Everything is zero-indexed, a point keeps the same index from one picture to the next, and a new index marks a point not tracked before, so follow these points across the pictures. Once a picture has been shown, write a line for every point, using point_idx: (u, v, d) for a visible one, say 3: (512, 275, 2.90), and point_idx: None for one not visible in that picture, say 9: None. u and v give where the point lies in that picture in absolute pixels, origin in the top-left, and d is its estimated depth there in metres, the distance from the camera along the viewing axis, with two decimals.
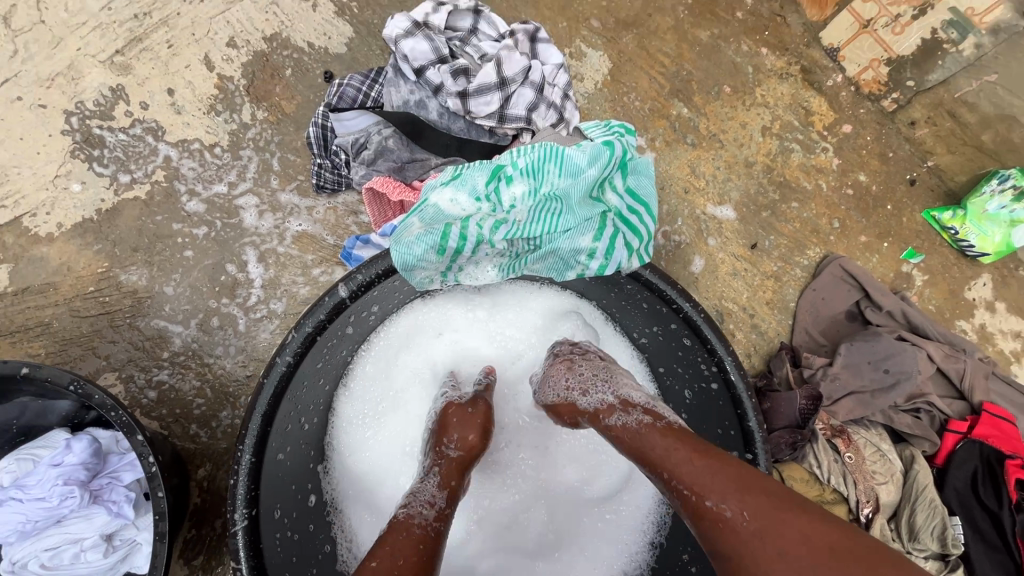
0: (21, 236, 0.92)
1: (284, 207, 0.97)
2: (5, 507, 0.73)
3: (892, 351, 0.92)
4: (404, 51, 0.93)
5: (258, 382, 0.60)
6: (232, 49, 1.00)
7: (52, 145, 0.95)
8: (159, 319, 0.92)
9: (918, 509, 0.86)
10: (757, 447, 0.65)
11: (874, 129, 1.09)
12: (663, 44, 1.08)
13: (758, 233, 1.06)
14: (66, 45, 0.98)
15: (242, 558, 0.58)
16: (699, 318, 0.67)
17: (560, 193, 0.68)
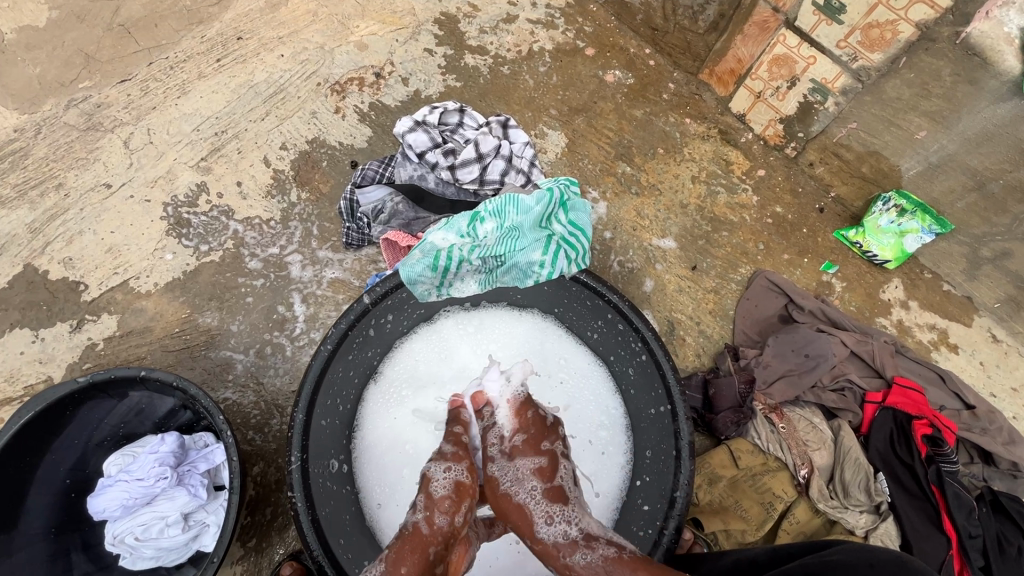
0: (127, 294, 1.23)
1: (322, 260, 1.27)
2: (115, 487, 0.97)
3: (810, 339, 1.13)
4: (409, 142, 1.27)
5: (308, 363, 0.85)
6: (284, 151, 1.36)
7: (153, 227, 1.29)
8: (226, 350, 1.19)
9: (846, 466, 1.03)
10: (675, 398, 0.87)
11: (782, 171, 1.37)
12: (607, 121, 1.41)
13: (697, 257, 1.31)
14: (166, 157, 1.35)
15: (296, 489, 0.79)
16: (625, 305, 0.91)
17: (517, 224, 0.97)
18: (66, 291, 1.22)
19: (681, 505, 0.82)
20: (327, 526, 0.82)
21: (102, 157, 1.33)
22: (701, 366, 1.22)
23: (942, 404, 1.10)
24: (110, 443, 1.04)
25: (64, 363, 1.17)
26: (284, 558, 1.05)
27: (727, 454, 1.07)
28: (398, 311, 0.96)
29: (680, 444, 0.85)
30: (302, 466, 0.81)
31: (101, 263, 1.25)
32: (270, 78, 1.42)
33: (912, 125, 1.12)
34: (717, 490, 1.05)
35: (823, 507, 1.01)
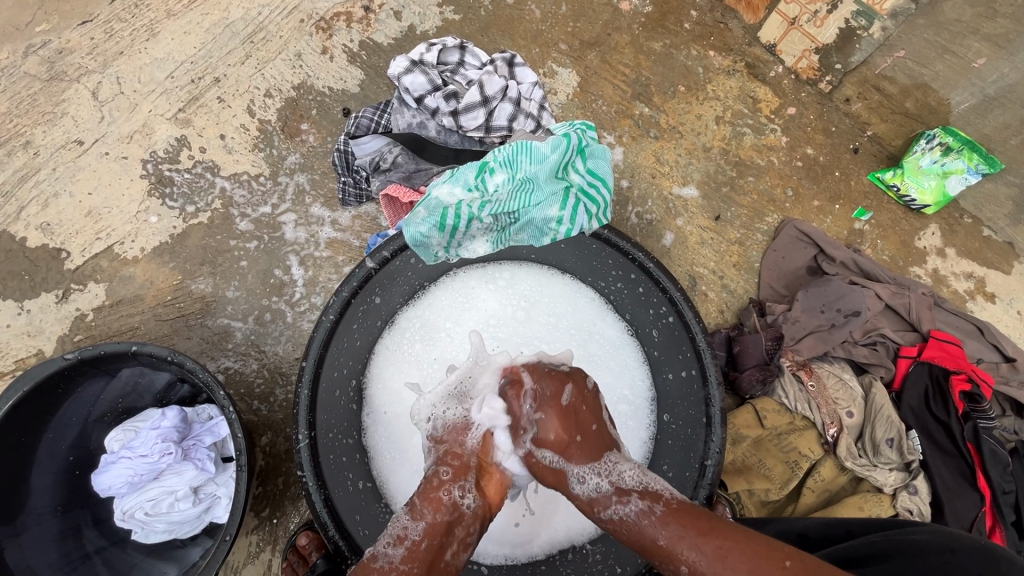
0: (113, 260, 1.15)
1: (317, 218, 1.18)
2: (118, 464, 0.93)
3: (842, 292, 1.06)
4: (405, 85, 1.14)
5: (310, 335, 0.79)
6: (269, 99, 1.24)
7: (133, 188, 1.19)
8: (223, 317, 1.13)
9: (877, 423, 0.99)
10: (705, 361, 0.81)
11: (815, 108, 1.25)
12: (623, 56, 1.27)
13: (721, 207, 1.22)
14: (141, 108, 1.23)
15: (305, 469, 0.76)
16: (652, 264, 0.83)
17: (531, 174, 0.86)
18: (47, 259, 1.15)
19: (713, 474, 0.78)
20: (340, 505, 0.78)
21: (70, 111, 1.22)
22: (724, 322, 1.16)
23: (979, 357, 1.05)
24: (110, 417, 0.99)
25: (54, 335, 1.11)
26: (299, 527, 1.03)
27: (753, 413, 1.03)
28: (413, 270, 0.90)
29: (710, 411, 0.80)
30: (310, 443, 0.77)
31: (81, 228, 1.17)
32: (248, 16, 1.27)
33: (969, 51, 1.01)
34: (741, 450, 1.01)
35: (851, 465, 0.98)
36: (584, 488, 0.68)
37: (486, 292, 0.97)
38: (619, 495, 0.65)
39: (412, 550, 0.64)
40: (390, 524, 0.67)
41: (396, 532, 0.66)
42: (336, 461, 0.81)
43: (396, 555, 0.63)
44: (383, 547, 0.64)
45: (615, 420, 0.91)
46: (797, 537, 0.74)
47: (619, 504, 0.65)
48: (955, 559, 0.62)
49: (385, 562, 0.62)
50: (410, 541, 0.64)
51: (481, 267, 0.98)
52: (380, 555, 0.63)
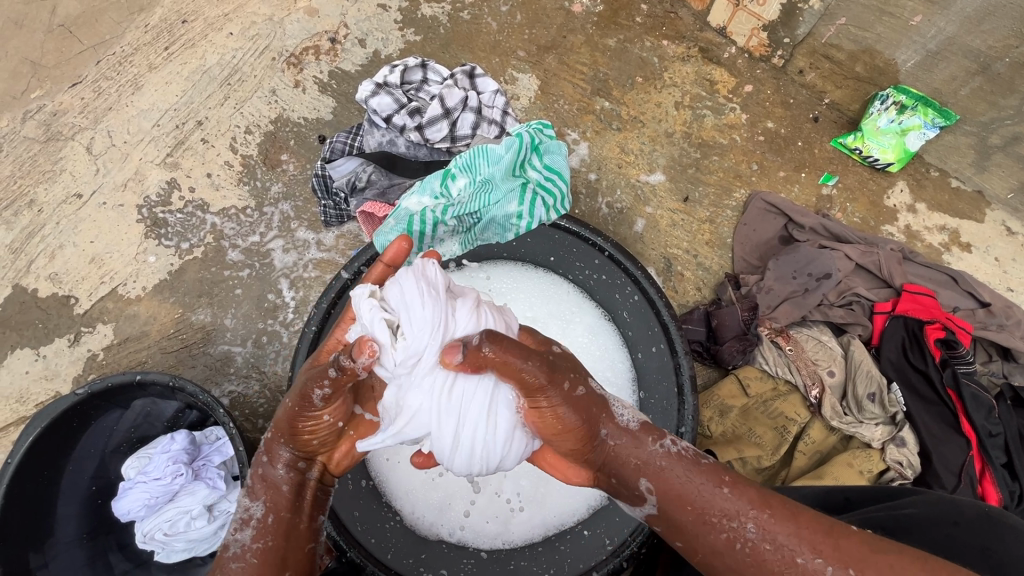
0: (118, 301, 1.23)
1: (303, 241, 1.24)
2: (135, 489, 0.99)
3: (812, 257, 1.09)
4: (373, 107, 1.21)
5: (295, 345, 0.84)
6: (249, 135, 1.31)
7: (131, 232, 1.27)
8: (224, 343, 1.19)
9: (858, 379, 1.00)
10: (673, 333, 0.86)
11: (771, 84, 1.29)
12: (579, 56, 1.32)
13: (689, 187, 1.25)
14: (132, 157, 1.31)
15: None
16: (610, 247, 0.89)
17: (489, 176, 0.91)
18: (58, 306, 1.22)
19: (688, 441, 0.82)
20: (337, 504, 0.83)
21: (68, 167, 1.30)
22: (702, 299, 1.19)
23: (955, 306, 1.06)
24: (126, 447, 1.06)
25: (70, 377, 1.19)
26: None
27: (736, 383, 1.05)
28: None
29: (681, 380, 0.84)
30: None
31: (86, 274, 1.24)
32: (223, 60, 1.35)
33: (906, 11, 1.05)
34: (729, 420, 1.03)
35: (836, 423, 0.99)
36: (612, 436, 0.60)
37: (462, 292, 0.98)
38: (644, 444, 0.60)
39: (260, 526, 0.60)
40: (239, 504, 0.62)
41: (243, 511, 0.61)
42: None
43: (246, 536, 0.59)
44: (231, 531, 0.60)
45: None
46: (800, 505, 0.74)
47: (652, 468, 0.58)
48: (958, 533, 0.66)
49: (235, 549, 0.59)
50: (254, 519, 0.60)
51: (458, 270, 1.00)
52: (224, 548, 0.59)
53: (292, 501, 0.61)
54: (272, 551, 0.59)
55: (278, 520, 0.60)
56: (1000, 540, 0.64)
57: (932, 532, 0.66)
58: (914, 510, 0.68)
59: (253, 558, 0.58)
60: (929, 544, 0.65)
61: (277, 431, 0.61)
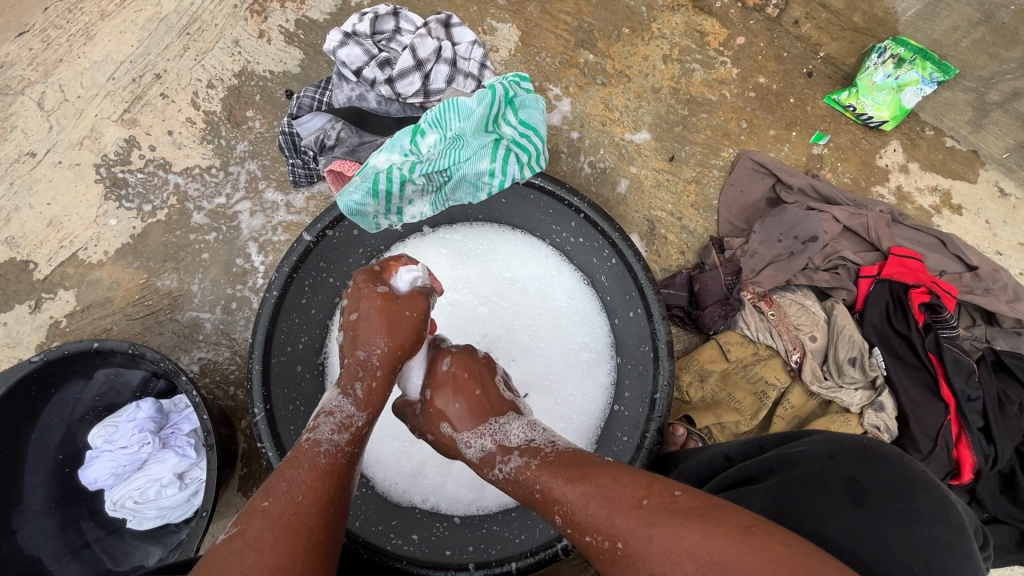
0: (79, 266, 1.18)
1: (271, 203, 1.19)
2: (102, 458, 0.97)
3: (798, 219, 1.05)
4: (341, 58, 1.13)
5: (256, 311, 0.80)
6: (211, 89, 1.24)
7: (90, 193, 1.21)
8: (191, 310, 1.15)
9: (840, 344, 0.98)
10: (650, 297, 0.82)
11: (765, 35, 1.22)
12: (562, 4, 1.24)
13: (675, 146, 1.20)
14: (87, 113, 1.23)
15: (264, 439, 0.77)
16: (587, 208, 0.84)
17: (460, 131, 0.85)
18: (16, 272, 1.17)
19: (662, 407, 0.79)
20: None
21: (19, 124, 1.23)
22: (686, 263, 1.15)
23: (942, 269, 1.04)
24: (93, 416, 1.03)
25: (32, 345, 1.15)
26: None
27: (717, 348, 1.03)
28: (365, 246, 0.93)
29: (657, 346, 0.81)
30: (268, 415, 0.78)
31: (45, 238, 1.19)
32: (181, 7, 1.26)
33: None
34: (709, 386, 1.01)
35: (816, 388, 0.98)
36: (472, 451, 0.70)
37: (438, 255, 0.98)
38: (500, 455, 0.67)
39: (356, 433, 0.68)
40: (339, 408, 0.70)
41: (344, 415, 0.69)
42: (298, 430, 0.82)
43: (344, 438, 0.67)
44: (329, 433, 0.67)
45: (575, 366, 0.94)
46: (722, 460, 0.74)
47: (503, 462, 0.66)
48: (830, 465, 0.65)
49: (329, 446, 0.66)
50: (355, 426, 0.69)
51: (437, 233, 1.00)
52: (319, 445, 0.65)
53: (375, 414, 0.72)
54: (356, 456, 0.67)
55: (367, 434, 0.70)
56: (876, 472, 0.64)
57: (814, 469, 0.65)
58: (802, 448, 0.67)
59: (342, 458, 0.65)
60: (809, 478, 0.65)
61: (380, 360, 0.72)
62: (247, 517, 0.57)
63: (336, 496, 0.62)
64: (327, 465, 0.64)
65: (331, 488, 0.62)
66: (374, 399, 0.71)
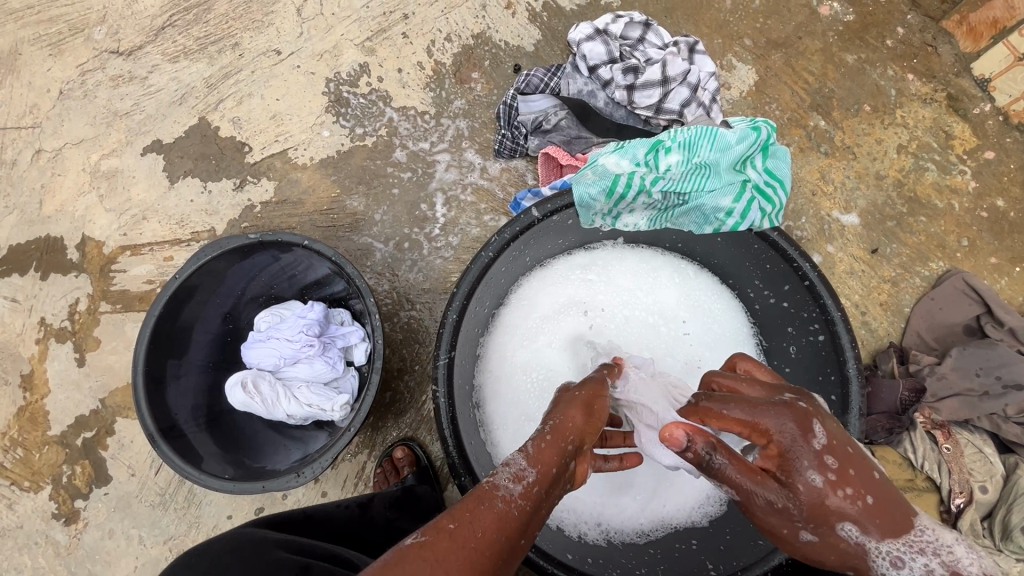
0: (285, 163, 1.27)
1: (469, 162, 1.23)
2: (269, 343, 1.05)
3: (1008, 360, 0.96)
4: (584, 52, 1.17)
5: (466, 267, 0.83)
6: (448, 43, 1.30)
7: (315, 102, 1.30)
8: (368, 236, 1.22)
9: (1015, 509, 0.90)
10: (852, 386, 0.77)
11: (1019, 158, 1.14)
12: (810, 63, 1.21)
13: (881, 240, 1.14)
14: (335, 31, 1.33)
15: (441, 385, 0.80)
16: (815, 277, 0.79)
17: (710, 161, 0.86)
18: (233, 150, 1.29)
19: None
20: (461, 426, 0.82)
21: (276, 22, 1.34)
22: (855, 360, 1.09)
23: None
24: (261, 300, 1.12)
25: (226, 218, 1.26)
26: (397, 441, 1.11)
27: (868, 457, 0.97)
28: (567, 236, 0.94)
29: None
30: (449, 364, 0.81)
31: (265, 128, 1.30)
32: None
33: None
34: None
35: (971, 541, 0.90)
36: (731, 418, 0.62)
37: (623, 266, 0.99)
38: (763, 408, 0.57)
39: (529, 492, 0.53)
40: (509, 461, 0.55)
41: (515, 471, 0.54)
42: (463, 388, 0.85)
43: (517, 490, 0.52)
44: (505, 477, 0.53)
45: None
46: None
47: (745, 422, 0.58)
48: None
49: (505, 492, 0.52)
50: (528, 481, 0.53)
51: (627, 248, 1.01)
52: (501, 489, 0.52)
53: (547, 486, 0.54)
54: (523, 523, 0.51)
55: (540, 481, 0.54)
56: None
57: None
58: None
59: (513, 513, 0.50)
60: None
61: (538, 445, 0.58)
62: (433, 531, 0.46)
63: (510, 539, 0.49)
64: (501, 513, 0.50)
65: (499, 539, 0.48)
66: (545, 456, 0.56)
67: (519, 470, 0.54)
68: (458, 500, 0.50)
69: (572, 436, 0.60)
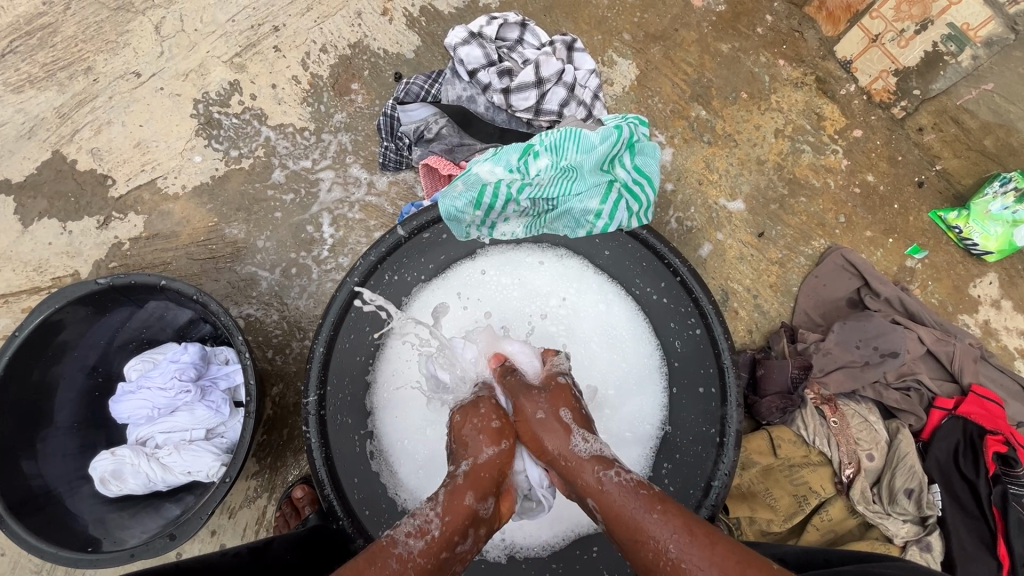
0: (154, 194, 1.18)
1: (355, 178, 1.18)
2: (139, 393, 0.96)
3: (883, 330, 1.01)
4: (461, 56, 1.13)
5: (332, 295, 0.79)
6: (323, 54, 1.23)
7: (183, 125, 1.21)
8: (251, 265, 1.14)
9: (898, 472, 0.94)
10: (728, 377, 0.78)
11: (884, 134, 1.19)
12: (687, 54, 1.22)
13: (766, 223, 1.17)
14: (199, 48, 1.24)
15: (311, 425, 0.76)
16: (687, 271, 0.80)
17: (576, 163, 0.84)
18: (93, 184, 1.18)
19: (717, 495, 0.77)
20: (341, 464, 0.79)
21: (132, 42, 1.24)
22: (751, 343, 1.12)
23: (1019, 420, 1.01)
24: (133, 346, 1.03)
25: (91, 259, 1.15)
26: (297, 480, 1.05)
27: (766, 441, 0.99)
28: (448, 251, 0.92)
29: (725, 431, 0.78)
30: (320, 401, 0.77)
31: (129, 158, 1.19)
32: None
33: None
34: (748, 475, 0.98)
35: (862, 509, 0.93)
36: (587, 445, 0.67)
37: (520, 271, 0.95)
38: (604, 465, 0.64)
39: (434, 542, 0.57)
40: (412, 515, 0.60)
41: (416, 524, 0.58)
42: (341, 423, 0.81)
43: (418, 546, 0.56)
44: (405, 535, 0.57)
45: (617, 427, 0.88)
46: None
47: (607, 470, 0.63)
48: None
49: (403, 550, 0.55)
50: (431, 534, 0.57)
51: (527, 253, 0.95)
52: (394, 543, 0.56)
53: (450, 542, 0.58)
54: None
55: (450, 522, 0.59)
56: None
57: None
58: None
59: (414, 571, 0.54)
60: None
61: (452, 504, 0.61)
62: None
63: None
64: (395, 574, 0.53)
65: None
66: (456, 505, 0.61)
67: (424, 525, 0.58)
68: (351, 561, 0.53)
69: (486, 474, 0.66)
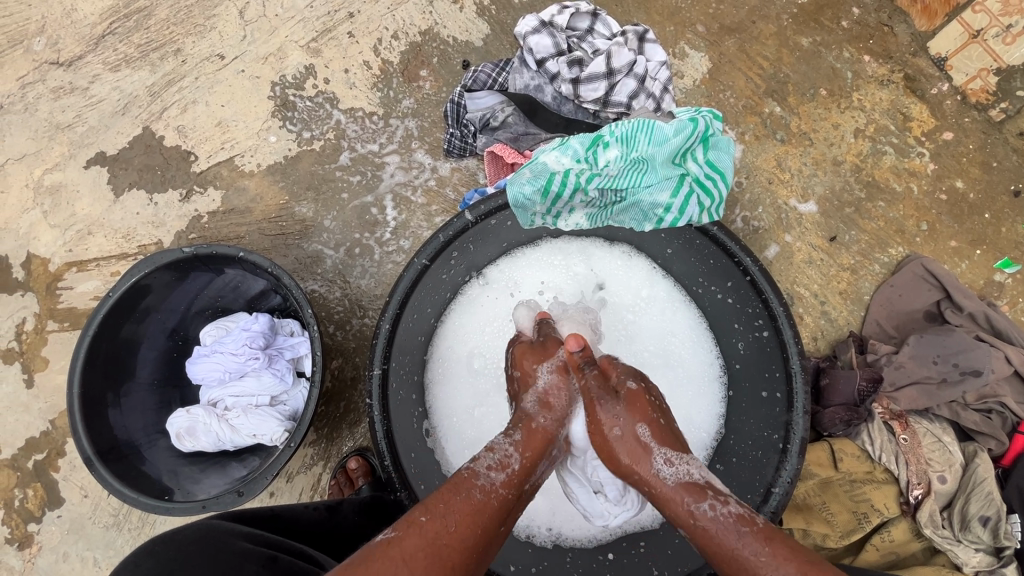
0: (232, 171, 1.24)
1: (418, 163, 1.20)
2: (213, 357, 1.02)
3: (964, 346, 0.95)
4: (530, 45, 1.13)
5: (401, 273, 0.81)
6: (394, 40, 1.26)
7: (260, 107, 1.27)
8: (318, 243, 1.19)
9: (973, 499, 0.88)
10: (797, 383, 0.76)
11: (979, 138, 1.11)
12: (764, 48, 1.17)
13: (840, 227, 1.11)
14: (278, 33, 1.29)
15: (374, 397, 0.79)
16: (758, 271, 0.78)
17: (647, 155, 0.83)
18: (178, 160, 1.25)
19: (777, 502, 0.75)
20: (399, 438, 0.82)
21: (218, 26, 1.30)
22: (815, 351, 1.07)
23: None
24: (207, 313, 1.09)
25: (174, 230, 1.23)
26: (352, 452, 1.10)
27: (828, 452, 0.95)
28: (511, 237, 0.92)
29: (790, 437, 0.76)
30: (383, 374, 0.80)
31: (211, 136, 1.26)
32: None
33: None
34: (805, 487, 0.94)
35: (930, 534, 0.89)
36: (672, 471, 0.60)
37: (581, 264, 0.94)
38: (697, 494, 0.58)
39: (512, 477, 0.60)
40: (495, 445, 0.63)
41: (500, 458, 0.62)
42: (400, 398, 0.83)
43: (499, 478, 0.59)
44: (485, 468, 0.60)
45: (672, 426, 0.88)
46: None
47: (700, 502, 0.57)
48: None
49: (485, 482, 0.59)
50: (511, 469, 0.60)
51: (589, 247, 0.95)
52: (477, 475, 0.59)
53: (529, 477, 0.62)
54: (508, 506, 0.58)
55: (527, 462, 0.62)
56: None
57: None
58: None
59: (495, 500, 0.57)
60: None
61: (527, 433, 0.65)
62: (404, 526, 0.53)
63: (480, 540, 0.54)
64: (479, 504, 0.56)
65: (470, 537, 0.54)
66: (532, 449, 0.64)
67: (504, 460, 0.61)
68: (436, 490, 0.57)
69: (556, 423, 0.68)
